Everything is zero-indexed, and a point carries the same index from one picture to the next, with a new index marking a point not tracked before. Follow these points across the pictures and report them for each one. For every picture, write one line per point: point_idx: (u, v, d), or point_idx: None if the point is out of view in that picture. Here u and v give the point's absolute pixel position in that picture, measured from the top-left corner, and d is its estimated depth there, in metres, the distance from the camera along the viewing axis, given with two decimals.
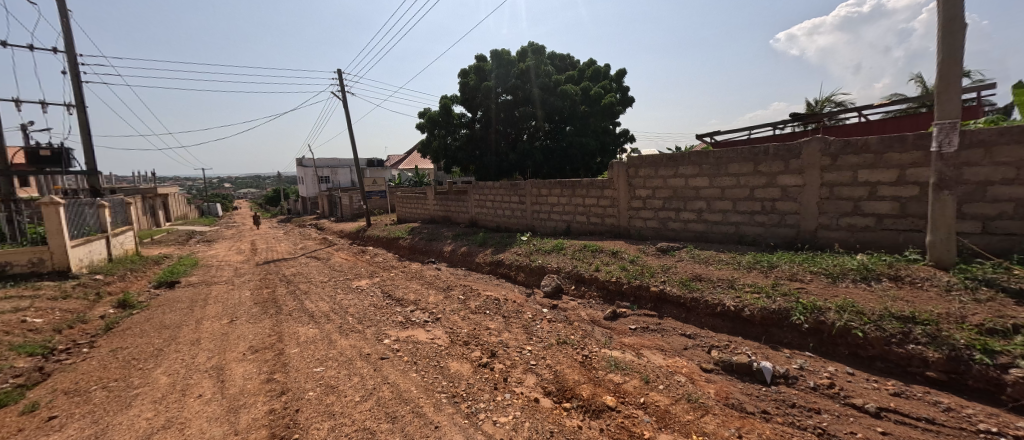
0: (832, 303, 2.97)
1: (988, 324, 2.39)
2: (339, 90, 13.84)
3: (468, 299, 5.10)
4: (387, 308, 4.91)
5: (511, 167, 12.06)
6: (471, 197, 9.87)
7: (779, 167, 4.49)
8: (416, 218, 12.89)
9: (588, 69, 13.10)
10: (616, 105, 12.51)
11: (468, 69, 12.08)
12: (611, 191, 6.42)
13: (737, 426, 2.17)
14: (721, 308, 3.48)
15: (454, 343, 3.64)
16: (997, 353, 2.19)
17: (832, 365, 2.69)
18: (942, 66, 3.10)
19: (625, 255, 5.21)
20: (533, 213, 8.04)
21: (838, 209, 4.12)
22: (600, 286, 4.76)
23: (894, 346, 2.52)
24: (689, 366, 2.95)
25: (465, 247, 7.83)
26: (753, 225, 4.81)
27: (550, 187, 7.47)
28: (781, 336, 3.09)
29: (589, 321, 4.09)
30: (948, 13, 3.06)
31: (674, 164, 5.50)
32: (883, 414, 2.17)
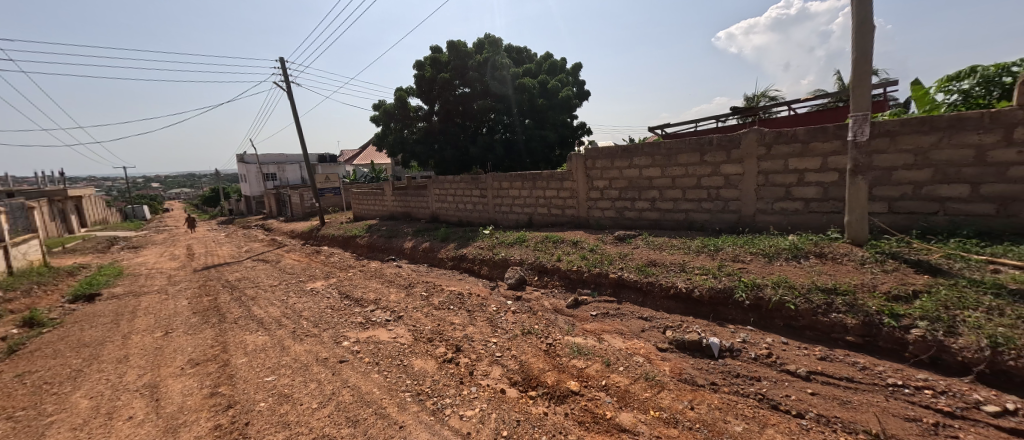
0: (769, 280, 3.26)
1: (894, 291, 2.74)
2: (283, 81, 12.95)
3: (431, 295, 5.01)
4: (346, 310, 4.69)
5: (471, 161, 11.94)
6: (431, 192, 9.65)
7: (722, 157, 4.81)
8: (373, 215, 12.40)
9: (545, 63, 13.22)
10: (573, 98, 12.78)
11: (424, 61, 11.74)
12: (570, 183, 6.54)
13: (690, 399, 2.32)
14: (674, 290, 3.69)
15: (418, 341, 3.57)
16: (901, 316, 2.52)
17: (769, 337, 2.96)
18: (855, 64, 3.47)
19: (585, 244, 5.36)
20: (494, 206, 8.02)
21: (773, 194, 4.51)
22: (562, 275, 4.86)
23: (820, 316, 2.82)
24: (647, 347, 3.11)
25: (427, 243, 7.66)
26: (701, 212, 5.13)
27: (511, 179, 7.50)
28: (727, 313, 3.34)
29: (552, 311, 4.17)
30: (861, 16, 3.41)
31: (628, 156, 5.71)
32: (812, 377, 2.42)
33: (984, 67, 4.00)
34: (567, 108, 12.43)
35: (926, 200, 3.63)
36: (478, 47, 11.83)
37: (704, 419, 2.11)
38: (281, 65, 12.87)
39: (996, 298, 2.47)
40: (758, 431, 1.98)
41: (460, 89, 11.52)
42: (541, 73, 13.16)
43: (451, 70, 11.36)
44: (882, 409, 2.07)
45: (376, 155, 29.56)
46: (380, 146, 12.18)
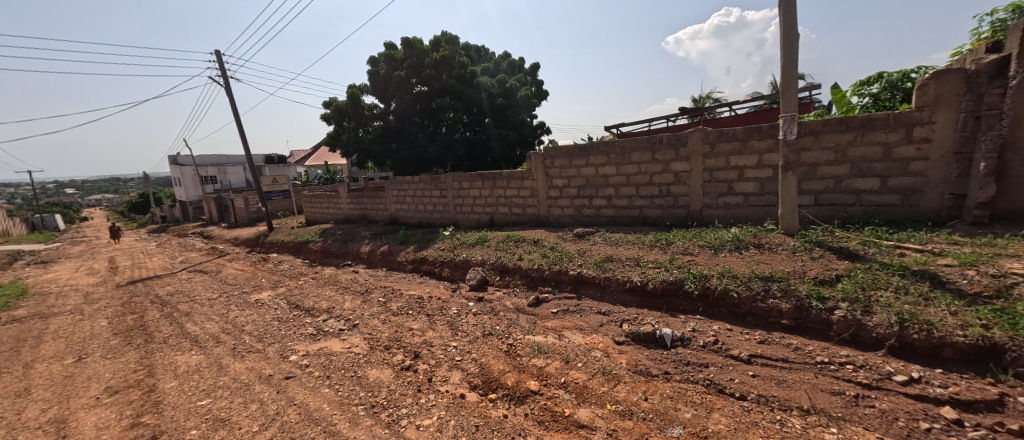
0: (715, 270, 3.46)
1: (821, 276, 3.01)
2: (220, 76, 11.93)
3: (389, 301, 4.81)
4: (295, 321, 4.39)
5: (430, 161, 11.64)
6: (389, 193, 9.32)
7: (671, 155, 5.04)
8: (327, 219, 11.78)
9: (503, 62, 13.26)
10: (532, 98, 12.90)
11: (378, 58, 11.29)
12: (530, 182, 6.56)
13: (644, 390, 2.39)
14: (630, 284, 3.82)
15: (373, 349, 3.41)
16: (826, 299, 2.77)
17: (716, 324, 3.13)
18: (783, 68, 3.76)
19: (545, 242, 5.41)
20: (455, 207, 7.88)
21: (717, 190, 4.80)
22: (523, 274, 4.86)
23: (759, 302, 3.03)
24: (604, 341, 3.18)
25: (385, 246, 7.38)
26: (654, 208, 5.35)
27: (471, 179, 7.41)
28: (679, 304, 3.49)
29: (514, 310, 4.16)
30: (787, 25, 3.70)
31: (585, 154, 5.83)
32: (753, 360, 2.59)
33: (889, 73, 4.52)
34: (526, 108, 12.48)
35: (845, 192, 4.03)
36: (435, 45, 11.59)
37: (657, 409, 2.19)
38: (216, 58, 11.83)
39: (902, 279, 2.78)
40: (706, 416, 2.08)
41: (416, 87, 11.20)
42: (499, 72, 13.15)
43: (408, 67, 11.03)
44: (811, 386, 2.27)
45: (330, 155, 28.11)
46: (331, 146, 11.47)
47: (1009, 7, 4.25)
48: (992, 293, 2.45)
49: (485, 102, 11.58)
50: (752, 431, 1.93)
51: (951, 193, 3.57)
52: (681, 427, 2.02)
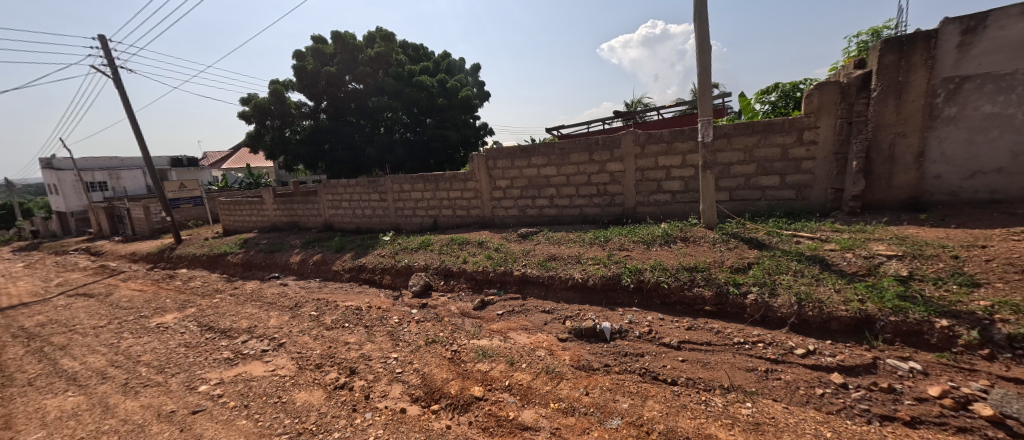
0: (647, 264, 3.68)
1: (736, 264, 3.33)
2: (106, 64, 10.20)
3: (323, 314, 4.43)
4: (207, 345, 3.85)
5: (368, 163, 10.99)
6: (321, 197, 8.66)
7: (607, 156, 5.28)
8: (250, 228, 10.61)
9: (444, 61, 13.03)
10: (474, 99, 12.78)
11: (305, 52, 10.42)
12: (473, 183, 6.47)
13: (585, 385, 2.45)
14: (572, 281, 3.91)
15: (303, 370, 3.11)
16: (741, 285, 3.08)
17: (650, 315, 3.31)
18: (700, 76, 4.12)
19: (490, 244, 5.37)
20: (396, 210, 7.53)
21: (648, 188, 5.14)
22: (468, 277, 4.76)
23: (686, 292, 3.27)
24: (548, 339, 3.22)
25: (318, 255, 6.81)
26: (593, 206, 5.58)
27: (412, 181, 7.13)
28: (617, 298, 3.64)
29: (459, 315, 4.05)
30: (701, 36, 4.05)
31: (527, 155, 5.89)
32: (682, 346, 2.78)
33: (783, 84, 5.18)
34: (467, 108, 12.34)
35: (753, 188, 4.52)
36: (369, 40, 11.01)
37: (597, 402, 2.25)
38: (100, 43, 10.09)
39: (799, 263, 3.18)
40: (641, 405, 2.18)
41: (350, 85, 10.51)
42: (438, 72, 12.89)
43: (339, 63, 10.34)
44: (731, 365, 2.49)
45: (252, 157, 25.42)
46: (250, 147, 10.25)
47: (868, 31, 5.12)
48: (865, 272, 2.89)
49: (425, 102, 11.26)
50: (682, 414, 2.06)
51: (833, 188, 4.18)
52: (620, 417, 2.09)
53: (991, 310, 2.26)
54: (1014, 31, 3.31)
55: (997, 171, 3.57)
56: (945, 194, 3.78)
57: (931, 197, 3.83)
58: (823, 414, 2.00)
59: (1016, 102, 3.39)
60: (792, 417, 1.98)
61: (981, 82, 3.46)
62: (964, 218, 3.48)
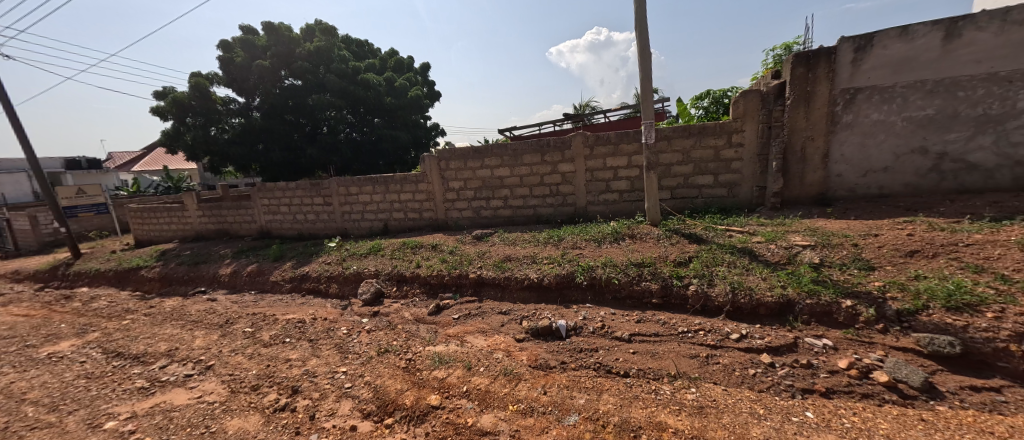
0: (599, 261, 3.81)
1: (678, 258, 3.56)
2: None
3: (260, 330, 4.05)
4: (115, 375, 3.34)
5: (309, 165, 10.20)
6: (256, 202, 7.92)
7: (558, 157, 5.40)
8: (169, 237, 9.42)
9: (391, 59, 12.60)
10: (424, 99, 12.49)
11: (231, 42, 9.46)
12: (425, 185, 6.29)
13: (543, 384, 2.47)
14: (528, 281, 3.93)
15: (237, 393, 2.81)
16: (683, 277, 3.29)
17: (602, 310, 3.43)
18: (642, 82, 4.35)
19: (444, 247, 5.25)
20: (342, 215, 7.10)
21: (597, 188, 5.34)
22: (422, 282, 4.60)
23: (635, 286, 3.43)
24: (506, 341, 3.21)
25: (253, 266, 6.21)
26: (546, 207, 5.68)
27: (359, 184, 6.76)
28: (571, 296, 3.72)
29: (413, 322, 3.90)
30: (643, 44, 4.29)
31: (480, 157, 5.83)
32: (633, 338, 2.91)
33: (714, 91, 5.65)
34: (417, 108, 12.04)
35: (691, 187, 4.87)
36: (308, 34, 10.33)
37: (555, 401, 2.28)
38: None
39: (732, 255, 3.47)
40: (597, 399, 2.25)
41: (286, 80, 9.71)
42: (385, 70, 12.37)
43: (273, 56, 9.52)
44: (676, 353, 2.65)
45: (170, 158, 22.61)
46: (167, 147, 9.06)
47: (781, 46, 5.75)
48: (786, 261, 3.23)
49: (372, 101, 10.74)
50: (634, 405, 2.16)
51: (758, 186, 4.62)
52: (577, 413, 2.14)
53: (883, 290, 2.63)
54: (893, 50, 3.89)
55: (884, 170, 4.18)
56: (845, 190, 4.35)
57: (835, 193, 4.39)
58: (756, 393, 2.21)
59: (896, 111, 3.99)
60: (731, 398, 2.15)
61: (870, 94, 4.03)
62: (860, 211, 4.03)
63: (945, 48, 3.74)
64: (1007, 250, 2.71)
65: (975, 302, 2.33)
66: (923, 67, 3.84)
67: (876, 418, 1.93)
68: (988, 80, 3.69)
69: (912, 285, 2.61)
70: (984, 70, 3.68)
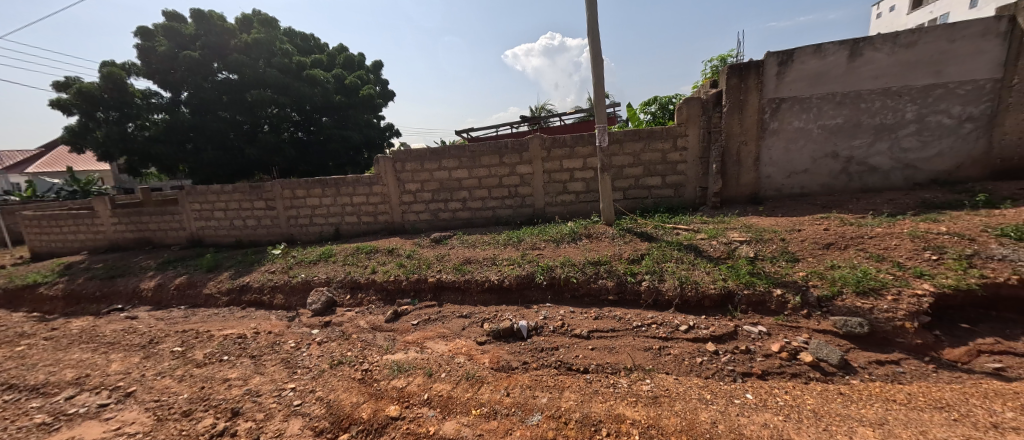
0: (558, 261, 3.89)
1: (631, 256, 3.73)
2: None
3: (193, 349, 3.65)
4: (6, 412, 2.85)
5: (247, 165, 9.37)
6: (185, 207, 7.15)
7: (516, 159, 5.44)
8: (75, 249, 8.21)
9: (340, 56, 12.00)
10: (376, 98, 12.01)
11: (152, 29, 8.47)
12: (379, 187, 6.05)
13: (506, 386, 2.47)
14: (489, 283, 3.91)
15: (165, 421, 2.51)
16: (636, 274, 3.46)
17: (562, 308, 3.50)
18: (595, 87, 4.51)
19: (401, 251, 5.08)
20: (287, 219, 6.63)
21: (555, 189, 5.47)
22: (378, 289, 4.41)
23: (592, 284, 3.55)
24: (467, 344, 3.16)
25: (182, 277, 5.59)
26: (505, 208, 5.71)
27: (306, 186, 6.34)
28: (532, 296, 3.76)
29: (370, 330, 3.72)
30: (595, 51, 4.45)
31: (437, 158, 5.72)
32: (591, 335, 3.00)
33: (661, 97, 6.01)
34: (370, 107, 11.57)
35: (641, 188, 5.13)
36: (245, 25, 9.55)
37: (518, 401, 2.29)
38: None
39: (679, 252, 3.70)
40: (559, 397, 2.29)
41: (220, 74, 8.88)
42: (333, 66, 11.73)
43: (203, 47, 8.66)
44: (632, 347, 2.77)
45: (75, 158, 19.78)
46: (72, 145, 7.88)
47: (718, 58, 6.26)
48: (726, 255, 3.51)
49: (319, 99, 10.13)
50: (594, 400, 2.22)
51: (700, 186, 4.98)
52: (540, 412, 2.16)
53: (806, 279, 2.94)
54: (810, 65, 4.38)
55: (805, 172, 4.68)
56: (773, 190, 4.82)
57: (765, 193, 4.84)
58: (703, 380, 2.37)
59: (813, 120, 4.50)
60: (681, 386, 2.30)
61: (792, 103, 4.51)
62: (786, 208, 4.49)
63: (850, 65, 4.28)
64: (901, 241, 3.15)
65: (878, 287, 2.69)
66: (834, 80, 4.36)
67: (804, 395, 2.15)
68: (884, 94, 4.26)
69: (829, 273, 2.95)
70: (880, 85, 4.26)
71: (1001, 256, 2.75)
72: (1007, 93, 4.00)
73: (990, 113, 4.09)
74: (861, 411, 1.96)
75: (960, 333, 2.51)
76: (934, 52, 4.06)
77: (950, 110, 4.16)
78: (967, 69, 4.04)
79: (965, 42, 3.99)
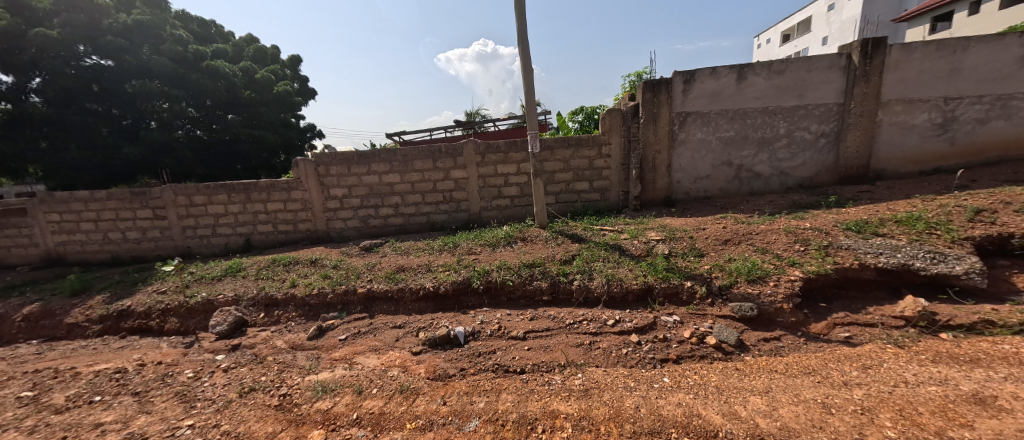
0: (494, 265, 3.92)
1: (563, 257, 3.91)
2: None
3: (50, 392, 2.96)
4: None
5: (128, 168, 7.86)
6: (38, 218, 5.79)
7: (450, 163, 5.38)
8: None
9: (248, 47, 10.76)
10: (294, 95, 10.96)
11: None
12: (299, 193, 5.53)
13: (442, 395, 2.42)
14: (423, 291, 3.79)
15: None
16: (568, 274, 3.63)
17: (498, 312, 3.52)
18: (526, 95, 4.66)
19: (326, 261, 4.71)
20: (184, 230, 5.74)
21: (490, 194, 5.52)
22: (298, 304, 4.01)
23: (528, 286, 3.64)
24: (401, 356, 3.02)
25: (34, 305, 4.51)
26: (439, 213, 5.60)
27: (207, 191, 5.55)
28: (468, 301, 3.73)
29: (288, 350, 3.36)
30: (525, 60, 4.60)
31: (365, 162, 5.41)
32: (527, 336, 3.07)
33: (587, 107, 6.43)
34: (286, 105, 10.49)
35: (572, 192, 5.41)
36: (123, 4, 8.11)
37: (455, 409, 2.25)
38: None
39: (606, 252, 3.97)
40: (496, 400, 2.30)
41: (87, 58, 7.37)
42: (240, 58, 10.48)
43: (63, 25, 7.09)
44: (566, 344, 2.90)
45: None
46: None
47: (634, 74, 6.90)
48: (645, 253, 3.85)
49: (223, 93, 8.95)
50: (531, 399, 2.28)
51: (623, 190, 5.40)
52: (477, 418, 2.15)
53: (710, 271, 3.35)
54: (708, 85, 5.03)
55: (707, 178, 5.34)
56: (683, 193, 5.41)
57: (676, 196, 5.42)
58: (628, 369, 2.57)
59: (712, 132, 5.16)
60: (609, 377, 2.46)
61: (695, 117, 5.12)
62: (693, 210, 5.07)
63: (738, 86, 5.00)
64: (779, 235, 3.75)
65: (763, 275, 3.17)
66: (726, 99, 5.05)
67: (709, 374, 2.45)
68: (763, 112, 5.05)
69: (727, 265, 3.40)
70: (761, 105, 5.04)
71: (847, 245, 3.42)
72: (847, 114, 4.99)
73: (837, 131, 5.07)
74: (751, 383, 2.29)
75: (822, 309, 3.07)
76: (797, 79, 4.93)
77: (810, 128, 5.07)
78: (820, 95, 4.97)
79: (818, 72, 4.91)
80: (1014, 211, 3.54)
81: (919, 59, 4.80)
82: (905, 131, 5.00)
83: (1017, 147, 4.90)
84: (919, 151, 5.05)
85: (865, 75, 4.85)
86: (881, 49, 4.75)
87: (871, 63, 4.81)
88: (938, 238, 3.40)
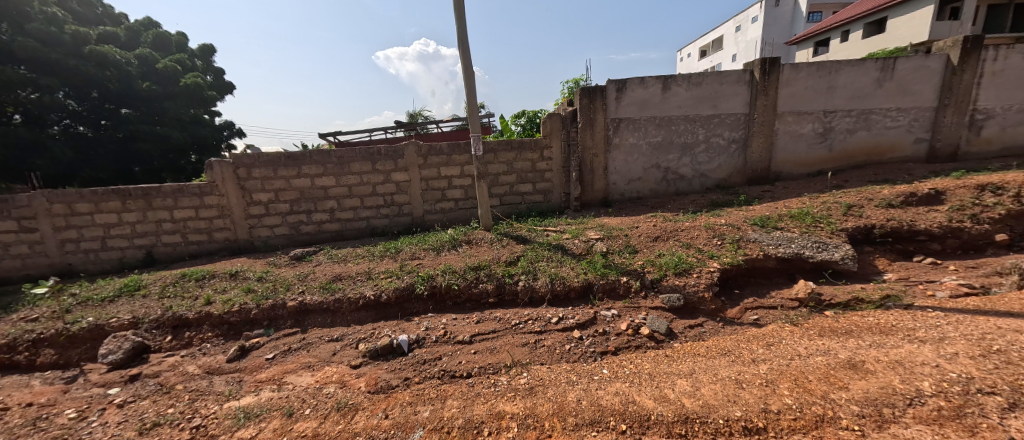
0: (439, 269, 3.84)
1: (508, 258, 3.95)
2: None
3: None
4: None
5: None
6: None
7: (391, 166, 5.17)
8: None
9: (145, 32, 9.36)
10: (207, 88, 9.76)
11: None
12: (214, 198, 4.93)
13: (384, 408, 2.31)
14: (363, 300, 3.59)
15: None
16: (513, 276, 3.67)
17: (444, 317, 3.46)
18: (467, 97, 4.64)
19: (249, 273, 4.26)
20: (62, 244, 4.83)
21: (433, 197, 5.39)
22: (216, 322, 3.58)
23: (473, 289, 3.61)
24: (338, 371, 2.83)
25: None
26: (380, 218, 5.35)
27: (93, 198, 4.73)
28: (411, 308, 3.61)
29: (202, 376, 2.98)
30: (466, 63, 4.59)
31: (295, 164, 4.99)
32: (474, 339, 3.04)
33: (529, 111, 6.57)
34: (195, 99, 9.33)
35: (516, 194, 5.48)
36: None
37: (398, 421, 2.16)
38: None
39: (549, 252, 4.09)
40: (442, 407, 2.25)
41: None
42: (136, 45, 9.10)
43: None
44: (512, 344, 2.93)
45: None
46: None
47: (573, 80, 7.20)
48: (586, 252, 4.03)
49: (113, 84, 7.78)
50: (478, 402, 2.26)
51: (564, 192, 5.61)
52: (422, 427, 2.08)
53: (643, 267, 3.61)
54: (637, 93, 5.41)
55: (639, 180, 5.74)
56: (619, 194, 5.76)
57: (613, 196, 5.75)
58: (570, 364, 2.67)
59: (642, 137, 5.57)
60: (553, 373, 2.54)
61: (628, 123, 5.48)
62: (628, 210, 5.42)
63: (663, 95, 5.45)
64: (700, 232, 4.15)
65: (688, 268, 3.48)
66: (654, 106, 5.48)
67: (643, 362, 2.64)
68: (685, 120, 5.57)
69: (658, 260, 3.68)
70: (683, 113, 5.54)
71: (754, 239, 3.89)
72: (752, 123, 5.68)
73: (745, 137, 5.75)
74: (678, 367, 2.50)
75: (736, 297, 3.45)
76: (712, 91, 5.51)
77: (724, 134, 5.69)
78: (731, 105, 5.60)
79: (728, 85, 5.53)
80: (875, 206, 4.29)
81: (805, 77, 5.62)
82: (796, 138, 5.82)
83: (877, 152, 5.95)
84: (807, 156, 5.91)
85: (765, 89, 5.56)
86: (776, 67, 5.49)
87: (769, 79, 5.53)
88: (822, 230, 4.00)
